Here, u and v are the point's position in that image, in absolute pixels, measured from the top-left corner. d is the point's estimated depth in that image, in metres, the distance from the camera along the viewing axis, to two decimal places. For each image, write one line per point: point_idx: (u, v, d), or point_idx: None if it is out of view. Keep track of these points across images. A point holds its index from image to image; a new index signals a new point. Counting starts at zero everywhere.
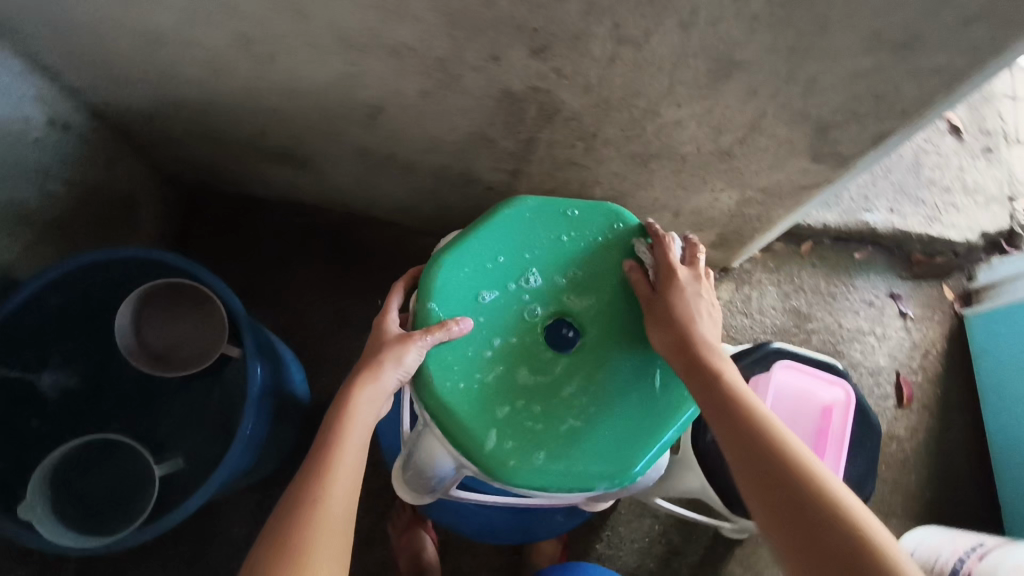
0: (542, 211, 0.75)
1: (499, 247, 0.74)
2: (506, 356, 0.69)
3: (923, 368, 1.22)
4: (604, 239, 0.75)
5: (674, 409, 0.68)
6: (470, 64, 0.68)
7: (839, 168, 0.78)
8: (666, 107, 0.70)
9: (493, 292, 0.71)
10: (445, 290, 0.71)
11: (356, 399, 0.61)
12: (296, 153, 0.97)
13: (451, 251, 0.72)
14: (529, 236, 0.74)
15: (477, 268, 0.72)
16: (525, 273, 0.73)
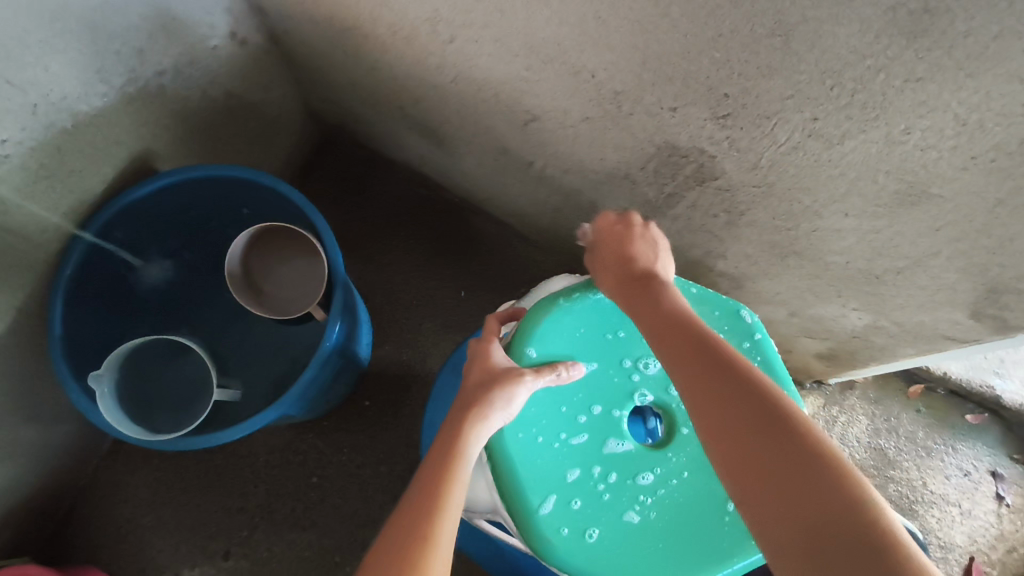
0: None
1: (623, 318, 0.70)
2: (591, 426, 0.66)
3: (1003, 563, 1.08)
4: (748, 345, 0.70)
5: (737, 549, 0.63)
6: (644, 106, 0.65)
7: (995, 333, 0.70)
8: (831, 212, 0.65)
9: (601, 359, 0.69)
10: (550, 337, 0.68)
11: (467, 433, 0.59)
12: (440, 131, 0.97)
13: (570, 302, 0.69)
14: None
15: (588, 330, 0.69)
16: (636, 352, 0.70)
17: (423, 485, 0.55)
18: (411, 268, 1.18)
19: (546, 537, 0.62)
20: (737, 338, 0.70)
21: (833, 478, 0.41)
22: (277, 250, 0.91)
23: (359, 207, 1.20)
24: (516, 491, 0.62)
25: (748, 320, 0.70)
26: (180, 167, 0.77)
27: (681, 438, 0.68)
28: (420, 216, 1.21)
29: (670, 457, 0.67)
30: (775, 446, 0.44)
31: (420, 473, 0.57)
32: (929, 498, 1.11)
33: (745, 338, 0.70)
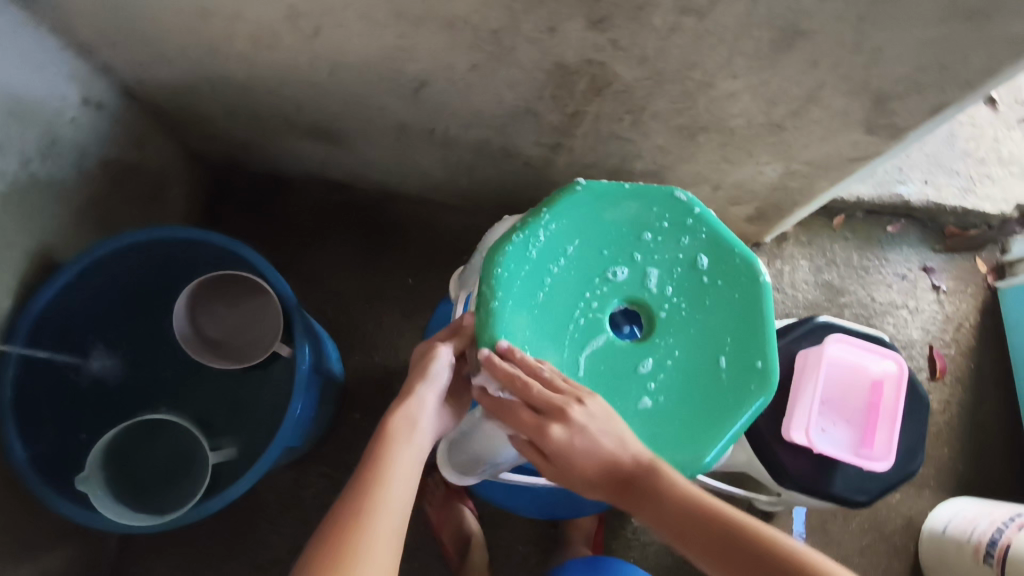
0: (608, 197, 0.67)
1: (569, 233, 0.66)
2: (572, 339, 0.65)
3: (956, 342, 1.21)
4: (693, 220, 0.68)
5: (741, 403, 0.64)
6: (524, 36, 0.66)
7: (891, 140, 0.76)
8: (722, 79, 0.69)
9: (564, 280, 0.66)
10: (505, 282, 0.63)
11: (394, 421, 0.61)
12: (333, 130, 0.96)
13: (512, 241, 0.65)
14: (600, 224, 0.67)
15: (540, 254, 0.65)
16: (596, 262, 0.66)
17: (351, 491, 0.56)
18: (351, 274, 1.17)
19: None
20: (679, 216, 0.68)
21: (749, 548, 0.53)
22: (220, 299, 0.88)
23: (278, 234, 1.18)
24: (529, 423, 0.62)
25: (683, 198, 0.68)
26: (84, 251, 0.73)
27: (663, 323, 0.66)
28: (340, 221, 1.19)
29: (659, 342, 0.65)
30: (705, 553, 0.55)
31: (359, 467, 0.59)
32: (880, 309, 1.22)
33: (687, 215, 0.67)
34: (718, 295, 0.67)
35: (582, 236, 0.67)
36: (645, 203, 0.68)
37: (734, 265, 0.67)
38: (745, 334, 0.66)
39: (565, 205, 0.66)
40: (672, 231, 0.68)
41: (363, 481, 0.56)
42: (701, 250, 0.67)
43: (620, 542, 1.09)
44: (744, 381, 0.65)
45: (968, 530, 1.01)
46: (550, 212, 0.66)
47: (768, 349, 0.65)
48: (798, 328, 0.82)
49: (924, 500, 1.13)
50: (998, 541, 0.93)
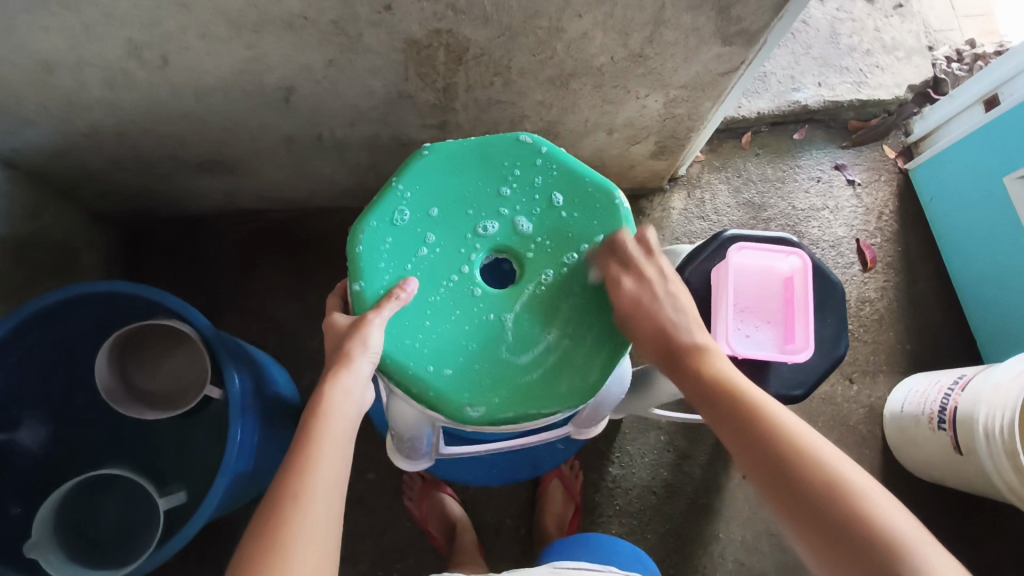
0: (456, 155, 0.70)
1: (428, 199, 0.69)
2: (441, 295, 0.66)
3: (880, 230, 1.25)
4: (542, 159, 0.70)
5: (621, 321, 0.65)
6: (365, 19, 0.67)
7: (751, 46, 0.79)
8: (569, 20, 0.70)
9: (433, 241, 0.68)
10: (366, 258, 0.67)
11: (330, 390, 0.58)
12: (226, 158, 0.96)
13: (371, 220, 0.68)
14: (454, 183, 0.70)
15: (401, 221, 0.68)
16: (459, 219, 0.69)
17: (288, 469, 0.52)
18: (285, 297, 1.17)
19: (463, 408, 0.62)
20: (529, 159, 0.70)
21: (807, 478, 0.50)
22: (144, 351, 0.88)
23: (206, 275, 1.17)
24: (413, 388, 0.63)
25: (528, 140, 0.70)
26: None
27: (531, 264, 0.67)
28: (263, 248, 1.18)
29: (529, 283, 0.66)
30: (785, 476, 0.51)
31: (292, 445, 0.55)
32: (803, 215, 1.26)
33: (534, 156, 0.70)
34: (579, 224, 0.68)
35: (440, 197, 0.69)
36: (494, 153, 0.70)
37: (589, 193, 0.69)
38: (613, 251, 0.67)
39: (417, 172, 0.69)
40: (525, 174, 0.70)
41: (298, 456, 0.53)
42: (556, 187, 0.70)
43: (602, 494, 1.11)
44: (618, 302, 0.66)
45: (921, 403, 1.04)
46: (403, 181, 0.69)
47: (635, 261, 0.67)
48: (710, 245, 0.82)
49: (881, 385, 1.17)
50: (947, 406, 0.97)
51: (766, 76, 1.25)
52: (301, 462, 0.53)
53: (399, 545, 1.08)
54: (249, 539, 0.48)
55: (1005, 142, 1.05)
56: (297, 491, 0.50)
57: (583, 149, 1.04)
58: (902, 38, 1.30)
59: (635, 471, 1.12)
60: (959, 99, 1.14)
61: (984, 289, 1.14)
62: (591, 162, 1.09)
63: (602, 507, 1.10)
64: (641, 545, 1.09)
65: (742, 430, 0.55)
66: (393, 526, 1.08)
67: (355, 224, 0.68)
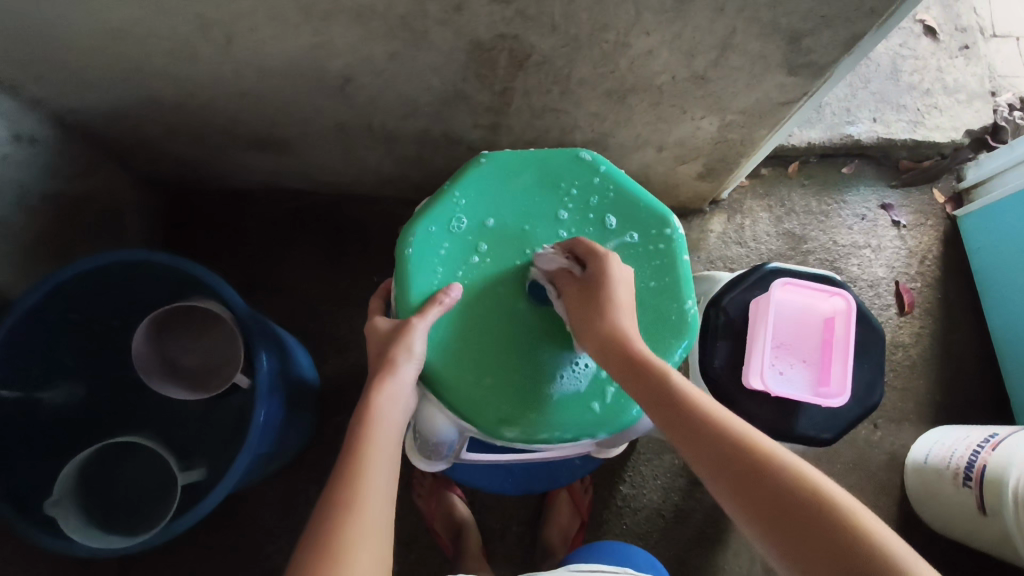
0: (513, 166, 0.71)
1: (483, 209, 0.70)
2: (488, 306, 0.67)
3: (921, 274, 1.23)
4: (599, 179, 0.71)
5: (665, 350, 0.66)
6: (432, 17, 0.66)
7: (817, 79, 0.77)
8: (636, 37, 0.69)
9: (485, 250, 0.69)
10: (417, 262, 0.68)
11: (378, 397, 0.60)
12: (275, 137, 0.97)
13: (422, 221, 0.69)
14: (510, 195, 0.70)
15: (455, 228, 0.69)
16: (513, 232, 0.70)
17: (346, 472, 0.53)
18: (315, 280, 1.17)
19: (500, 424, 0.63)
20: (586, 178, 0.71)
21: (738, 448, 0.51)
22: (184, 324, 0.89)
23: (241, 250, 1.18)
24: (452, 399, 0.64)
25: (587, 158, 0.71)
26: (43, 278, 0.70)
27: None
28: (299, 229, 1.19)
29: None
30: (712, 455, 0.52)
31: (343, 449, 0.56)
32: (844, 251, 1.23)
33: (592, 174, 0.71)
34: (632, 249, 0.70)
35: (495, 208, 0.70)
36: (551, 169, 0.71)
37: (643, 218, 0.71)
38: (665, 278, 0.69)
39: (472, 180, 0.70)
40: (581, 194, 0.71)
41: (351, 461, 0.54)
42: (611, 209, 0.71)
43: (611, 511, 1.10)
44: (663, 333, 0.67)
45: (947, 456, 1.02)
46: (459, 189, 0.70)
47: (684, 291, 0.68)
48: (750, 277, 0.81)
49: (906, 433, 1.15)
50: (975, 463, 0.95)
51: (822, 106, 1.23)
52: (356, 466, 0.54)
53: (404, 539, 1.08)
54: (312, 535, 0.49)
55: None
56: (347, 499, 0.51)
57: (630, 163, 1.02)
58: (965, 80, 1.27)
59: (646, 492, 1.11)
60: (1018, 149, 1.11)
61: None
62: (635, 176, 1.08)
63: (609, 524, 1.10)
64: None
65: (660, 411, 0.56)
66: (400, 520, 1.08)
67: (405, 226, 0.69)
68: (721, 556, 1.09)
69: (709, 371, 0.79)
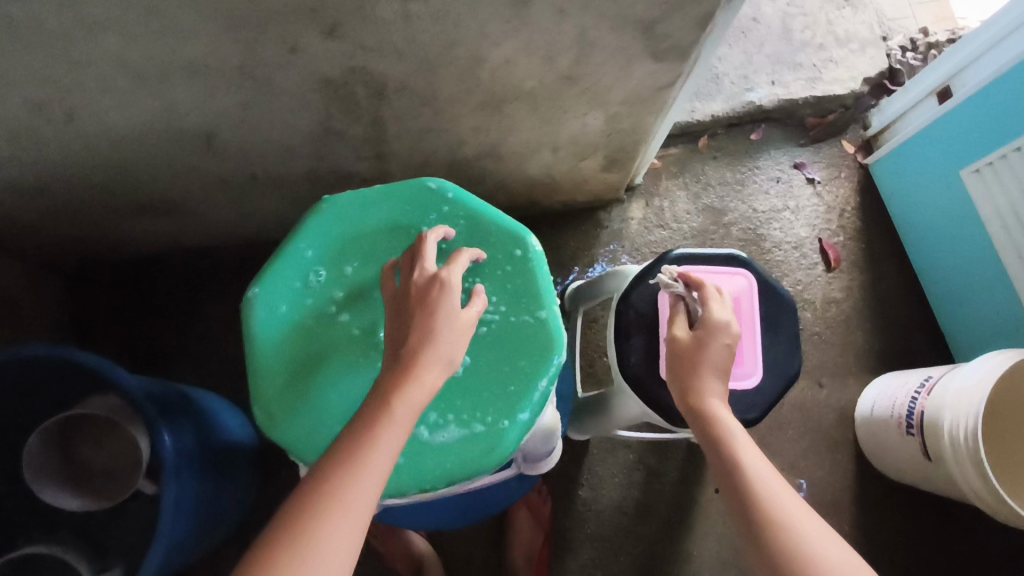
0: (352, 209, 0.69)
1: (332, 258, 0.68)
2: (344, 353, 0.64)
3: (842, 228, 1.23)
4: (447, 208, 0.69)
5: (533, 367, 0.64)
6: (272, 63, 0.64)
7: (684, 61, 0.76)
8: (488, 49, 0.67)
9: (342, 299, 0.66)
10: (267, 321, 0.65)
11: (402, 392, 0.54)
12: (162, 200, 0.93)
13: (269, 278, 0.66)
14: (359, 238, 0.68)
15: (309, 283, 0.67)
16: (370, 279, 0.67)
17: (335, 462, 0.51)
18: (238, 335, 1.14)
19: None
20: (435, 209, 0.69)
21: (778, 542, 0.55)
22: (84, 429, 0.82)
23: (158, 318, 1.14)
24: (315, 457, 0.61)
25: (434, 187, 0.69)
26: None
27: None
28: (212, 286, 1.15)
29: None
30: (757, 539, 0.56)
31: (346, 437, 0.53)
32: (764, 217, 1.24)
33: (439, 204, 0.69)
34: (489, 272, 0.67)
35: (347, 255, 0.68)
36: (398, 206, 0.69)
37: (496, 240, 0.68)
38: (523, 298, 0.66)
39: (318, 228, 0.68)
40: (432, 228, 0.69)
41: (340, 455, 0.51)
42: (462, 238, 0.68)
43: (574, 518, 1.09)
44: (529, 351, 0.64)
45: (890, 406, 1.03)
46: (306, 241, 0.68)
47: (542, 302, 0.66)
48: (655, 268, 0.81)
49: (850, 387, 1.15)
50: (915, 411, 0.96)
51: (719, 77, 1.23)
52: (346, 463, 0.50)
53: None
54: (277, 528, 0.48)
55: (973, 135, 1.01)
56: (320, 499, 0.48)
57: (532, 167, 1.01)
58: (855, 29, 1.27)
59: (605, 492, 1.10)
60: (913, 92, 1.13)
61: (951, 283, 1.12)
62: (541, 179, 1.07)
63: (574, 531, 1.09)
64: (614, 568, 1.07)
65: (724, 470, 0.63)
66: (362, 565, 1.06)
67: (249, 289, 0.66)
68: (689, 541, 1.08)
69: (627, 370, 0.78)
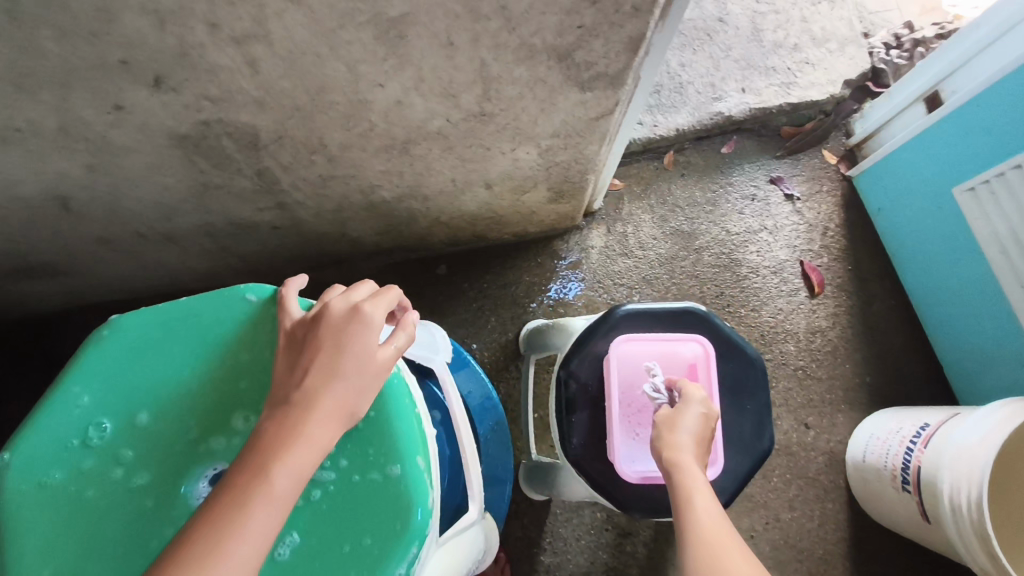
0: (148, 339, 0.56)
1: (116, 403, 0.54)
2: (135, 532, 0.51)
3: (826, 248, 1.11)
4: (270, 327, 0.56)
5: (386, 541, 0.50)
6: (101, 122, 0.52)
7: (617, 89, 0.64)
8: (370, 91, 0.56)
9: (132, 458, 0.52)
10: (24, 498, 0.51)
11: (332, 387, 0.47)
12: (40, 264, 0.82)
13: (26, 440, 0.52)
14: (154, 375, 0.55)
15: (88, 440, 0.53)
16: (171, 427, 0.53)
17: (250, 468, 0.43)
18: None
19: None
20: (255, 330, 0.56)
21: None
22: None
23: None
24: None
25: (252, 299, 0.57)
26: None
27: None
28: None
29: None
30: None
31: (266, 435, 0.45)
32: (738, 240, 1.12)
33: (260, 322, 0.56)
34: None
35: (136, 399, 0.54)
36: (204, 329, 0.56)
37: None
38: (370, 443, 0.52)
39: (98, 366, 0.54)
40: (250, 356, 0.55)
41: (255, 458, 0.44)
42: None
43: None
44: (381, 519, 0.51)
45: (883, 455, 0.91)
46: (81, 386, 0.54)
47: (399, 446, 0.52)
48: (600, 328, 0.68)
49: (840, 427, 1.04)
50: (910, 465, 0.84)
51: (682, 86, 1.11)
52: (265, 469, 0.43)
53: None
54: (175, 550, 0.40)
55: (966, 147, 0.89)
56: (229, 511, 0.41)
57: (467, 204, 0.89)
58: (833, 26, 1.14)
59: (571, 557, 0.98)
60: (897, 97, 1.01)
61: (948, 309, 1.00)
62: (481, 214, 0.95)
63: None
64: None
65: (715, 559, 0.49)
66: None
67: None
68: None
69: (569, 454, 0.66)
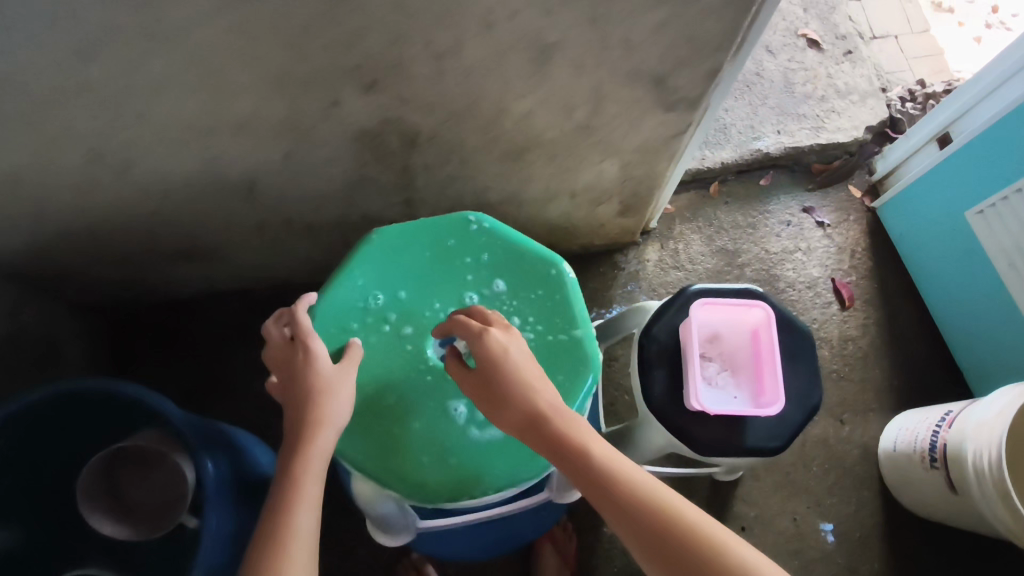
0: (400, 240, 0.75)
1: (382, 282, 0.74)
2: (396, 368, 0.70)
3: (854, 268, 1.26)
4: (489, 239, 0.76)
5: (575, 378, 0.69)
6: (315, 116, 0.70)
7: (693, 111, 0.81)
8: (512, 102, 0.73)
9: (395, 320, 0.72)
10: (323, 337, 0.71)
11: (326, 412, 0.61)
12: (199, 247, 0.99)
13: (326, 298, 0.72)
14: (409, 266, 0.75)
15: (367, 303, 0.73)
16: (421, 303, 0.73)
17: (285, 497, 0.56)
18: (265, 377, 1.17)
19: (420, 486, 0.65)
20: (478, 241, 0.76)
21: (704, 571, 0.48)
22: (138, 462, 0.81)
23: (188, 361, 1.17)
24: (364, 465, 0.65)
25: (473, 223, 0.76)
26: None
27: None
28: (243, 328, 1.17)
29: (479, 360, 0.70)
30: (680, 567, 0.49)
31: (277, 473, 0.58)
32: (777, 257, 1.27)
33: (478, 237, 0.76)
34: (528, 299, 0.73)
35: (397, 280, 0.74)
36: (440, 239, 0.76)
37: (532, 269, 0.74)
38: (559, 317, 0.72)
39: (370, 254, 0.74)
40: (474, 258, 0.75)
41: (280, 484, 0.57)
42: (501, 267, 0.75)
43: (599, 556, 1.08)
44: (568, 366, 0.69)
45: (912, 441, 1.03)
46: (359, 267, 0.74)
47: (579, 321, 0.72)
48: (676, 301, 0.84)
49: (871, 425, 1.16)
50: (937, 444, 0.97)
51: (726, 127, 1.29)
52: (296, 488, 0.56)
53: None
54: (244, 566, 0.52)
55: (977, 177, 1.05)
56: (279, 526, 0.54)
57: (551, 212, 1.06)
58: (855, 82, 1.33)
59: None
60: (914, 138, 1.18)
61: (965, 320, 1.14)
62: (559, 224, 1.12)
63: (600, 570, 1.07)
64: None
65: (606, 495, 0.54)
66: None
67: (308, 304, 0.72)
68: None
69: (651, 402, 0.80)
